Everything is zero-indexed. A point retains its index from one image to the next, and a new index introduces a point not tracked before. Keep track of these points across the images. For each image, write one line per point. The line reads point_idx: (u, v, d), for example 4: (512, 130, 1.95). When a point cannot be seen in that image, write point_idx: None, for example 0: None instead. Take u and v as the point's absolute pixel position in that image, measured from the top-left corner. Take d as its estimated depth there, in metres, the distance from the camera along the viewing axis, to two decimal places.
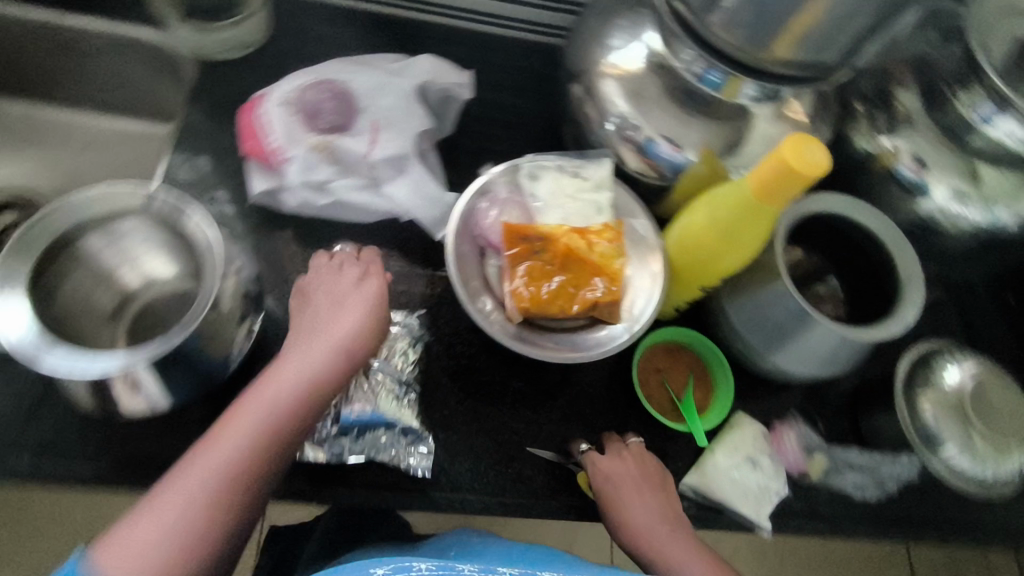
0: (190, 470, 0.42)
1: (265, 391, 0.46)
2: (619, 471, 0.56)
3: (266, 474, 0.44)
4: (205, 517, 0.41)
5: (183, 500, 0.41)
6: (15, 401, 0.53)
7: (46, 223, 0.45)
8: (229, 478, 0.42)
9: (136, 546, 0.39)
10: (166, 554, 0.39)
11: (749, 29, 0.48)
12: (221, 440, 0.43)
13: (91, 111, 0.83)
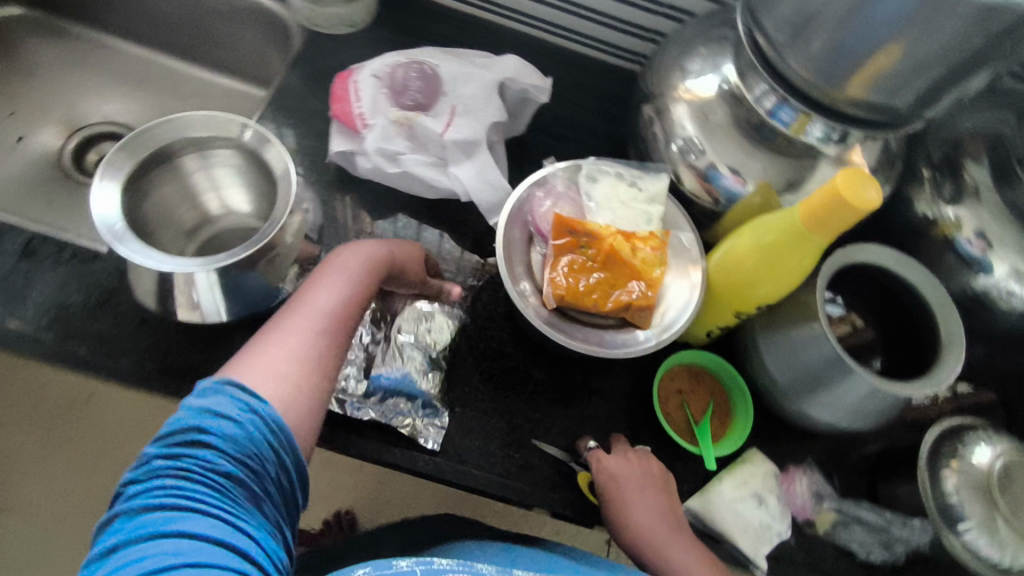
0: (299, 319, 0.49)
1: (337, 262, 0.53)
2: (623, 472, 0.57)
3: (355, 325, 0.52)
4: (322, 353, 0.48)
5: (302, 340, 0.47)
6: (86, 294, 0.58)
7: (148, 135, 0.50)
8: (335, 325, 0.50)
9: (271, 372, 0.45)
10: (296, 379, 0.46)
11: (824, 66, 0.50)
12: (319, 296, 0.50)
13: (200, 65, 0.91)
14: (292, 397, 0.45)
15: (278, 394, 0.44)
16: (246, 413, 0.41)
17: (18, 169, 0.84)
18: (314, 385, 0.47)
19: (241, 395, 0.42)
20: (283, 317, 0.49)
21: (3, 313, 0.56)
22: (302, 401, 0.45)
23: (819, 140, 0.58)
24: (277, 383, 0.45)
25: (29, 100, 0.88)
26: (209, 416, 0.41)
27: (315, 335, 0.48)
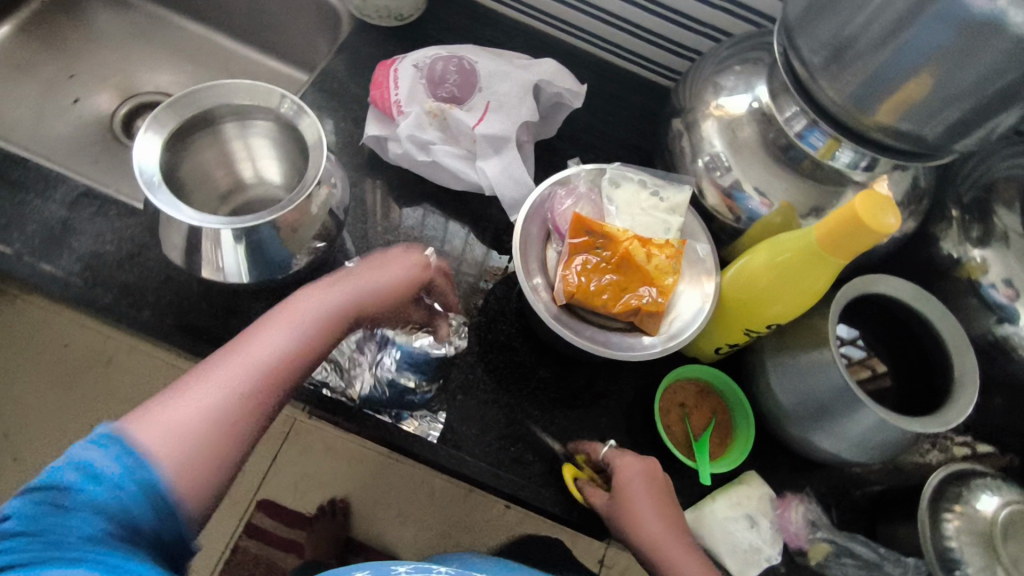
0: (231, 369, 0.48)
1: (294, 308, 0.52)
2: (640, 471, 0.56)
3: (288, 386, 0.50)
4: (233, 417, 0.47)
5: (218, 395, 0.47)
6: (118, 246, 0.61)
7: (194, 96, 0.52)
8: (261, 385, 0.48)
9: (172, 426, 0.44)
10: (197, 438, 0.45)
11: (855, 89, 0.50)
12: (254, 349, 0.49)
13: (251, 48, 0.95)
14: (187, 457, 0.44)
15: (170, 451, 0.43)
16: (117, 471, 0.41)
17: (71, 128, 0.88)
18: (218, 447, 0.45)
19: (120, 449, 0.42)
20: (213, 363, 0.48)
21: (39, 256, 0.59)
22: (197, 461, 0.44)
23: (847, 166, 0.59)
24: (173, 439, 0.44)
25: (88, 66, 0.93)
26: (81, 466, 0.41)
27: (230, 392, 0.47)
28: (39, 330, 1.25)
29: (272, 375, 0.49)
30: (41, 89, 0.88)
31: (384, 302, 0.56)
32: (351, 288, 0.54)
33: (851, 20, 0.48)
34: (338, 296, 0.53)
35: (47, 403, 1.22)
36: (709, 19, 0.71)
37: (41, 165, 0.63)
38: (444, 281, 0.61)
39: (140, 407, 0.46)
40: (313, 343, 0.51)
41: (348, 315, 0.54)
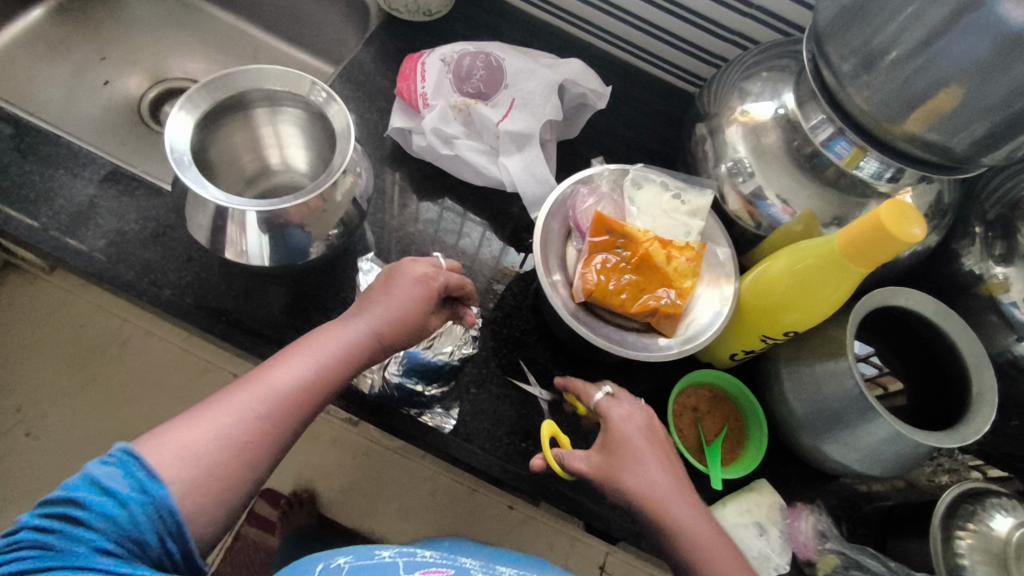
0: (250, 393, 0.47)
1: (319, 337, 0.51)
2: (635, 419, 0.55)
3: (304, 417, 0.49)
4: (247, 444, 0.46)
5: (234, 420, 0.46)
6: (143, 225, 0.61)
7: (227, 79, 0.52)
8: (279, 414, 0.47)
9: (185, 449, 0.43)
10: (211, 462, 0.44)
11: (886, 97, 0.50)
12: (274, 377, 0.48)
13: (281, 40, 0.97)
14: (195, 485, 0.43)
15: (182, 475, 0.42)
16: (134, 492, 0.40)
17: (100, 110, 0.90)
18: (228, 474, 0.44)
19: (138, 472, 0.41)
20: (232, 391, 0.48)
21: (65, 230, 0.59)
22: (208, 487, 0.43)
23: (872, 177, 0.59)
24: (186, 463, 0.43)
25: (119, 50, 0.94)
26: (93, 486, 0.39)
27: (247, 418, 0.46)
28: (57, 309, 1.27)
29: (290, 404, 0.48)
30: (73, 70, 0.90)
31: (411, 329, 0.54)
32: (378, 316, 0.53)
33: (882, 30, 0.49)
34: (361, 330, 0.52)
35: (61, 381, 1.24)
36: (737, 26, 0.71)
37: (72, 142, 0.64)
38: (465, 284, 0.58)
39: (154, 428, 0.45)
40: (334, 374, 0.51)
41: (372, 348, 0.53)
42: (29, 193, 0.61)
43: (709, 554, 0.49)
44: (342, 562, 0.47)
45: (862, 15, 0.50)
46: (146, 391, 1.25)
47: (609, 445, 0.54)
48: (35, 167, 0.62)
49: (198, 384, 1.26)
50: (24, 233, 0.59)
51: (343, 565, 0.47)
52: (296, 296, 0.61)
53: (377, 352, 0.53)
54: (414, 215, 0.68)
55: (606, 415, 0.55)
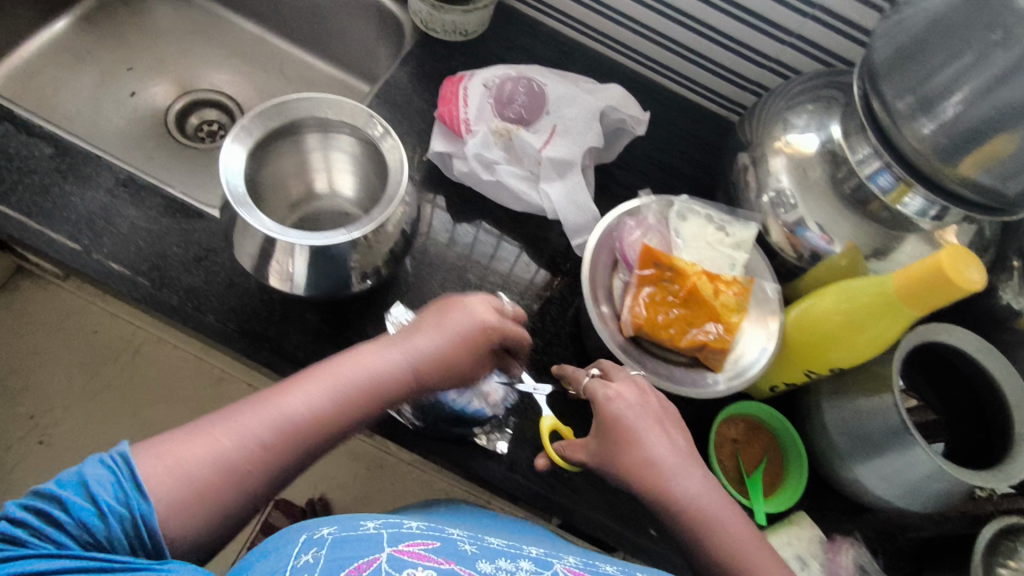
0: (261, 414, 0.47)
1: (342, 364, 0.51)
2: (631, 400, 0.53)
3: (311, 445, 0.48)
4: (247, 467, 0.45)
5: (235, 443, 0.46)
6: (184, 248, 0.61)
7: (282, 107, 0.52)
8: (283, 442, 0.47)
9: (179, 465, 0.43)
10: (201, 482, 0.44)
11: (941, 141, 0.49)
12: (286, 400, 0.48)
13: (308, 52, 0.96)
14: (180, 502, 0.43)
15: (169, 491, 0.42)
16: (116, 503, 0.41)
17: (126, 120, 0.88)
18: (217, 496, 0.44)
19: (125, 480, 0.42)
20: (241, 409, 0.47)
21: (107, 253, 0.59)
22: (194, 506, 0.43)
23: (916, 213, 0.58)
24: (175, 480, 0.43)
25: (145, 58, 0.93)
26: (80, 488, 0.41)
27: (252, 439, 0.46)
28: (69, 316, 1.26)
29: (297, 431, 0.48)
30: (99, 80, 0.89)
31: (449, 370, 0.54)
32: (412, 351, 0.53)
33: (937, 73, 0.49)
34: (388, 365, 0.52)
35: (72, 389, 1.23)
36: (774, 53, 0.71)
37: (112, 162, 0.64)
38: (522, 336, 0.59)
39: (158, 434, 0.45)
40: (350, 406, 0.50)
41: (399, 386, 0.52)
42: (69, 215, 0.60)
43: (719, 531, 0.48)
44: (327, 534, 0.44)
45: (915, 56, 0.50)
46: (159, 399, 1.24)
47: (605, 429, 0.52)
48: (75, 187, 0.61)
49: (212, 393, 1.25)
50: (67, 256, 0.58)
51: (327, 537, 0.43)
52: (339, 323, 0.61)
53: (404, 388, 0.52)
54: (452, 239, 0.68)
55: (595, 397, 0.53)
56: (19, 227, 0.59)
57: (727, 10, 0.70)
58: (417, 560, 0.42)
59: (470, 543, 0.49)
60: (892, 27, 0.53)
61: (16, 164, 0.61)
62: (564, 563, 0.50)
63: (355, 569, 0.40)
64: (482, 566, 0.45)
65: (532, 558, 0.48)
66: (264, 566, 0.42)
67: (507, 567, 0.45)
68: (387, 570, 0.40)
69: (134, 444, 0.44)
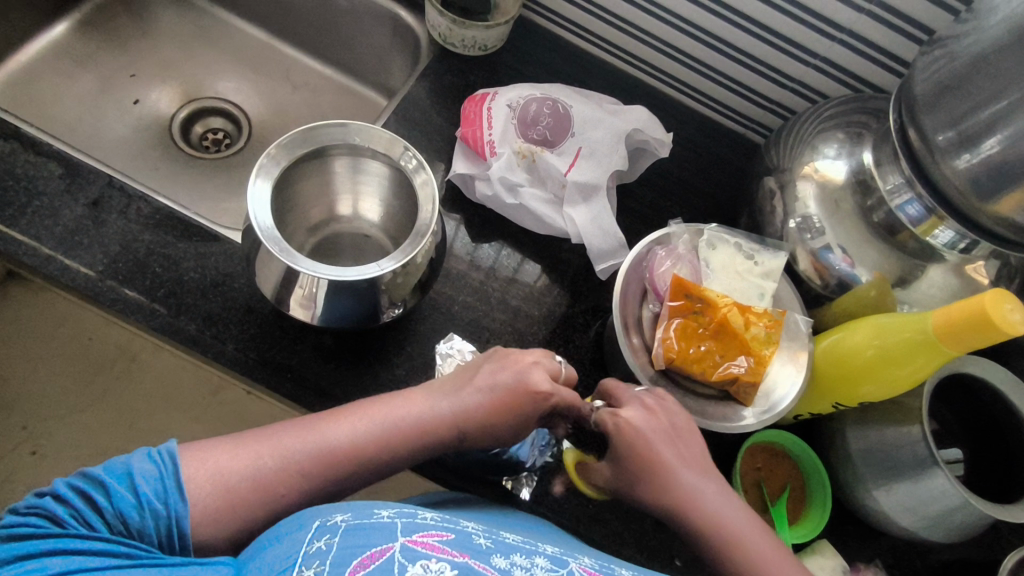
0: (306, 443, 0.47)
1: (394, 406, 0.50)
2: (645, 425, 0.51)
3: (348, 480, 0.48)
4: (283, 491, 0.46)
5: (275, 464, 0.46)
6: (201, 274, 0.59)
7: (311, 134, 0.52)
8: (320, 472, 0.47)
9: (220, 475, 0.45)
10: (236, 498, 0.45)
11: (979, 180, 0.48)
12: (332, 429, 0.48)
13: (318, 60, 0.93)
14: (213, 515, 0.44)
15: (205, 500, 0.44)
16: (154, 499, 0.43)
17: (129, 130, 0.86)
18: (247, 513, 0.45)
19: (165, 473, 0.44)
20: (290, 431, 0.48)
21: (122, 279, 0.57)
22: (224, 520, 0.44)
23: (945, 245, 0.56)
24: (213, 490, 0.44)
25: (149, 64, 0.90)
26: (124, 478, 0.43)
27: (292, 464, 0.46)
28: (63, 322, 1.18)
29: (334, 464, 0.47)
30: (102, 88, 0.86)
31: (501, 426, 0.51)
32: (462, 399, 0.51)
33: (990, 105, 0.47)
34: (438, 409, 0.50)
35: (65, 400, 1.15)
36: (799, 74, 0.71)
37: (126, 182, 0.62)
38: (579, 402, 0.53)
39: (211, 438, 0.48)
40: (391, 444, 0.49)
41: (446, 433, 0.50)
42: (82, 238, 0.58)
43: (741, 552, 0.46)
44: (341, 520, 0.41)
45: (963, 87, 0.48)
46: (158, 408, 1.16)
47: (617, 452, 0.51)
48: (88, 210, 0.60)
49: (214, 404, 1.17)
50: (81, 283, 0.57)
51: (341, 523, 0.41)
52: (362, 352, 0.60)
53: (446, 437, 0.50)
54: (473, 261, 0.66)
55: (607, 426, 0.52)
56: (32, 252, 0.57)
57: (752, 30, 0.69)
58: (431, 551, 0.39)
59: (485, 536, 0.43)
60: (942, 56, 0.51)
61: (27, 186, 0.59)
62: (581, 562, 0.45)
63: (367, 558, 0.38)
64: (497, 561, 0.41)
65: (548, 555, 0.44)
66: (277, 551, 0.40)
67: (523, 564, 0.41)
68: (399, 560, 0.38)
69: (187, 446, 0.46)
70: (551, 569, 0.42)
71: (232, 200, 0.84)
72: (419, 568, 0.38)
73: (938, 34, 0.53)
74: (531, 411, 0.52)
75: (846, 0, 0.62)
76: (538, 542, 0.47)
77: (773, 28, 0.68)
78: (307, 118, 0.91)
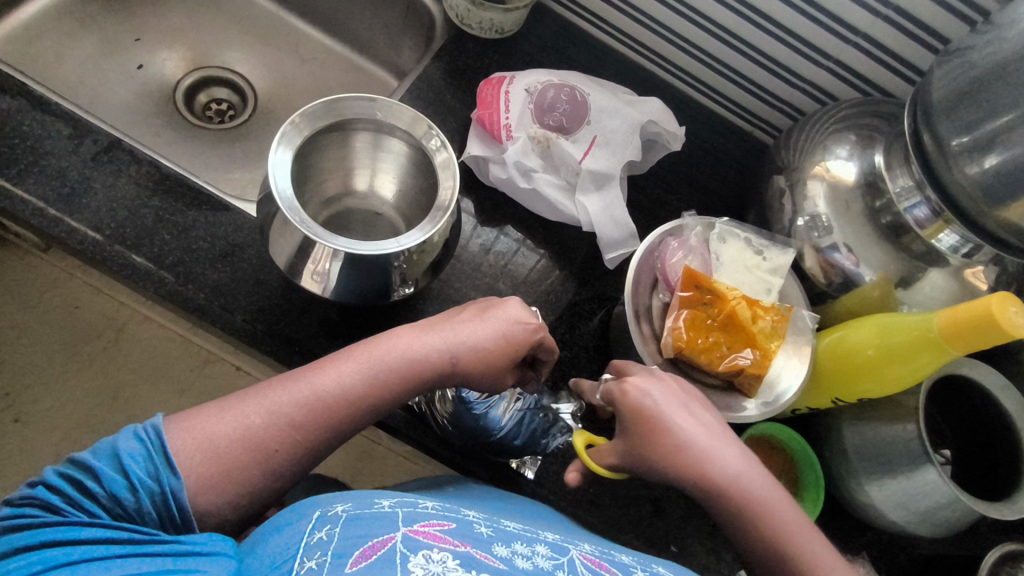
0: (295, 393, 0.47)
1: (381, 348, 0.50)
2: (656, 389, 0.50)
3: (344, 426, 0.48)
4: (276, 444, 0.46)
5: (264, 422, 0.46)
6: (211, 243, 0.59)
7: (334, 106, 0.52)
8: (314, 424, 0.47)
9: (208, 443, 0.44)
10: (231, 461, 0.44)
11: (991, 186, 0.50)
12: (321, 379, 0.48)
13: (326, 35, 0.92)
14: (210, 481, 0.44)
15: (196, 469, 0.43)
16: (146, 478, 0.42)
17: (132, 95, 0.84)
18: (245, 475, 0.45)
19: (148, 449, 0.43)
20: (280, 388, 0.47)
21: (130, 245, 0.57)
22: (223, 486, 0.44)
23: (947, 249, 0.58)
24: (204, 457, 0.44)
25: (153, 27, 0.87)
26: (112, 461, 0.42)
27: (284, 417, 0.46)
28: (47, 289, 1.14)
29: (327, 411, 0.47)
30: (104, 50, 0.84)
31: (485, 365, 0.52)
32: (453, 339, 0.51)
33: (1005, 113, 0.48)
34: (421, 350, 0.50)
35: (51, 367, 1.12)
36: (810, 75, 0.72)
37: (135, 146, 0.61)
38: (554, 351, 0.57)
39: (194, 407, 0.47)
40: (382, 387, 0.49)
41: (433, 371, 0.50)
42: (90, 202, 0.57)
43: (762, 508, 0.46)
44: (341, 511, 0.41)
45: (980, 96, 0.49)
46: (147, 379, 1.14)
47: (626, 424, 0.49)
48: (95, 174, 0.59)
49: (200, 377, 1.14)
50: (89, 247, 0.56)
51: (341, 514, 0.40)
52: (371, 329, 0.60)
53: (441, 377, 0.51)
54: (483, 244, 0.67)
55: (625, 397, 0.50)
56: (38, 214, 0.56)
57: (769, 28, 0.69)
58: (433, 541, 0.38)
59: (486, 525, 0.43)
60: (960, 64, 0.52)
61: (33, 145, 0.58)
62: (582, 549, 0.44)
63: (369, 549, 0.37)
64: (500, 551, 0.40)
65: (548, 543, 0.43)
66: (278, 542, 0.39)
67: (523, 552, 0.41)
68: (401, 550, 0.37)
69: (170, 417, 0.46)
70: (552, 557, 0.41)
71: (235, 169, 0.83)
72: (421, 557, 0.36)
73: (952, 44, 0.54)
74: (520, 350, 0.53)
75: (864, 4, 0.63)
76: (539, 530, 0.47)
77: (789, 27, 0.68)
78: (313, 94, 0.90)
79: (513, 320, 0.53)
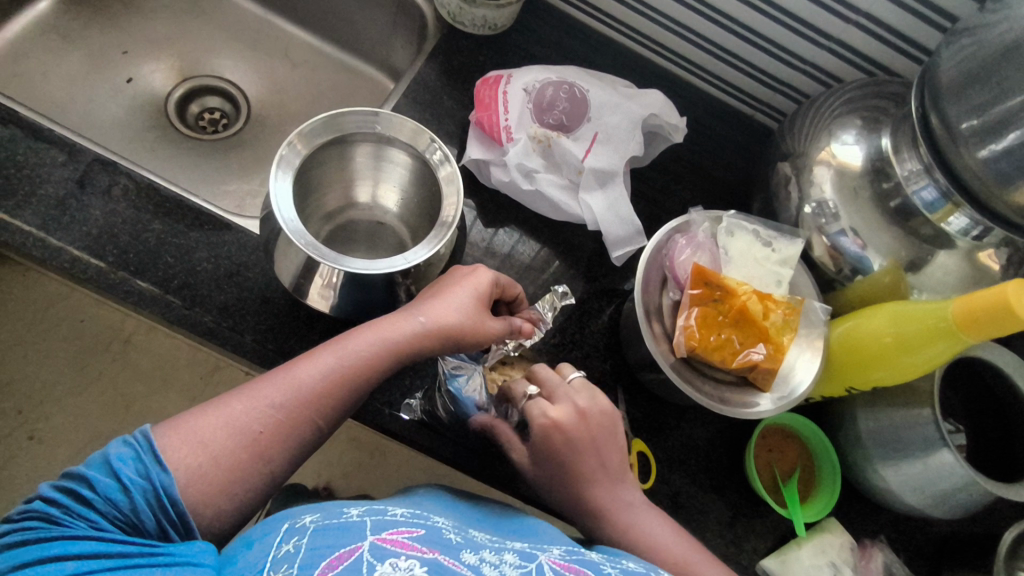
0: (265, 382, 0.47)
1: (348, 332, 0.51)
2: (567, 424, 0.51)
3: (319, 401, 0.48)
4: (255, 425, 0.46)
5: (244, 406, 0.46)
6: (215, 264, 0.58)
7: (332, 122, 0.52)
8: (294, 400, 0.47)
9: (194, 434, 0.44)
10: (217, 449, 0.44)
11: (1003, 170, 0.49)
12: (300, 365, 0.48)
13: (316, 37, 0.91)
14: (200, 474, 0.43)
15: (185, 460, 0.43)
16: (138, 479, 0.41)
17: (124, 110, 0.82)
18: (234, 464, 0.44)
19: (136, 454, 0.42)
20: (258, 380, 0.48)
21: (133, 270, 0.56)
22: (213, 474, 0.44)
23: (958, 231, 0.57)
24: (192, 449, 0.44)
25: (140, 39, 0.86)
26: (103, 467, 0.41)
27: (261, 402, 0.46)
28: (53, 305, 1.14)
29: (306, 390, 0.47)
30: (92, 65, 0.82)
31: (455, 311, 0.52)
32: (419, 302, 0.52)
33: (1015, 94, 0.47)
34: (387, 320, 0.51)
35: (61, 382, 1.12)
36: (811, 57, 0.71)
37: (131, 168, 0.60)
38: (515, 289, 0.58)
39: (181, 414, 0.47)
40: (359, 355, 0.49)
41: (408, 330, 0.51)
42: (91, 229, 0.57)
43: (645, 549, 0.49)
44: (309, 522, 0.40)
45: (989, 78, 0.48)
46: (154, 391, 1.13)
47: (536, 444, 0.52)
48: (95, 200, 0.58)
49: (211, 385, 1.14)
50: (93, 274, 0.55)
51: (309, 525, 0.40)
52: None
53: (421, 335, 0.51)
54: (487, 248, 0.66)
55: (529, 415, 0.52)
56: (39, 244, 0.55)
57: (768, 12, 0.68)
58: (400, 548, 0.38)
59: (455, 532, 0.43)
60: (970, 43, 0.50)
61: (29, 174, 0.57)
62: (551, 554, 0.43)
63: (336, 558, 0.36)
64: (466, 557, 0.39)
65: (517, 552, 0.42)
66: (248, 557, 0.39)
67: (491, 560, 0.40)
68: (367, 560, 0.36)
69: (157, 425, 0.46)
70: (519, 565, 0.40)
71: (232, 180, 0.82)
72: (388, 566, 0.36)
73: (958, 24, 0.53)
74: (485, 293, 0.54)
75: None
76: (508, 540, 0.46)
77: (789, 10, 0.67)
78: (305, 97, 0.89)
79: (470, 272, 0.55)
